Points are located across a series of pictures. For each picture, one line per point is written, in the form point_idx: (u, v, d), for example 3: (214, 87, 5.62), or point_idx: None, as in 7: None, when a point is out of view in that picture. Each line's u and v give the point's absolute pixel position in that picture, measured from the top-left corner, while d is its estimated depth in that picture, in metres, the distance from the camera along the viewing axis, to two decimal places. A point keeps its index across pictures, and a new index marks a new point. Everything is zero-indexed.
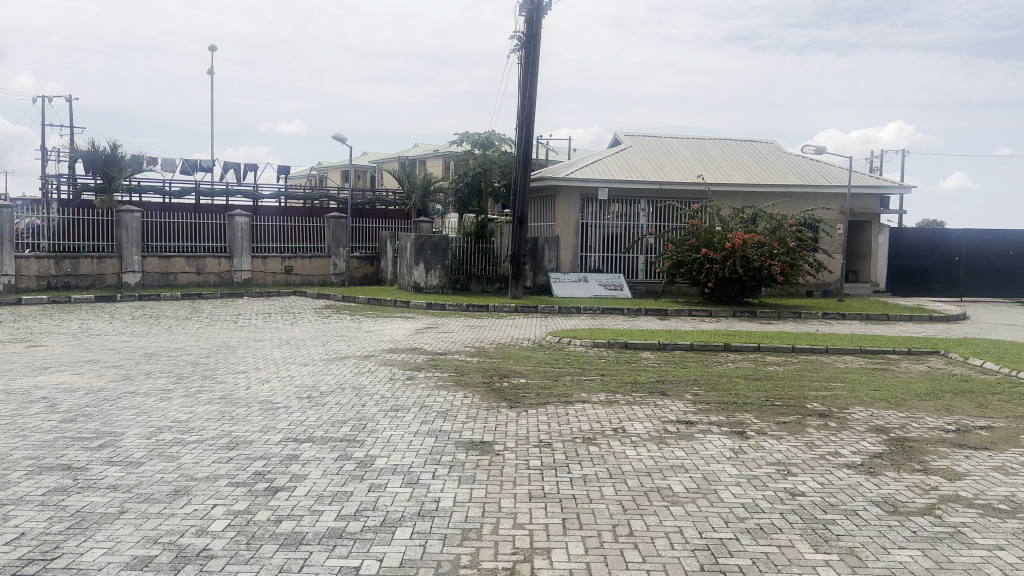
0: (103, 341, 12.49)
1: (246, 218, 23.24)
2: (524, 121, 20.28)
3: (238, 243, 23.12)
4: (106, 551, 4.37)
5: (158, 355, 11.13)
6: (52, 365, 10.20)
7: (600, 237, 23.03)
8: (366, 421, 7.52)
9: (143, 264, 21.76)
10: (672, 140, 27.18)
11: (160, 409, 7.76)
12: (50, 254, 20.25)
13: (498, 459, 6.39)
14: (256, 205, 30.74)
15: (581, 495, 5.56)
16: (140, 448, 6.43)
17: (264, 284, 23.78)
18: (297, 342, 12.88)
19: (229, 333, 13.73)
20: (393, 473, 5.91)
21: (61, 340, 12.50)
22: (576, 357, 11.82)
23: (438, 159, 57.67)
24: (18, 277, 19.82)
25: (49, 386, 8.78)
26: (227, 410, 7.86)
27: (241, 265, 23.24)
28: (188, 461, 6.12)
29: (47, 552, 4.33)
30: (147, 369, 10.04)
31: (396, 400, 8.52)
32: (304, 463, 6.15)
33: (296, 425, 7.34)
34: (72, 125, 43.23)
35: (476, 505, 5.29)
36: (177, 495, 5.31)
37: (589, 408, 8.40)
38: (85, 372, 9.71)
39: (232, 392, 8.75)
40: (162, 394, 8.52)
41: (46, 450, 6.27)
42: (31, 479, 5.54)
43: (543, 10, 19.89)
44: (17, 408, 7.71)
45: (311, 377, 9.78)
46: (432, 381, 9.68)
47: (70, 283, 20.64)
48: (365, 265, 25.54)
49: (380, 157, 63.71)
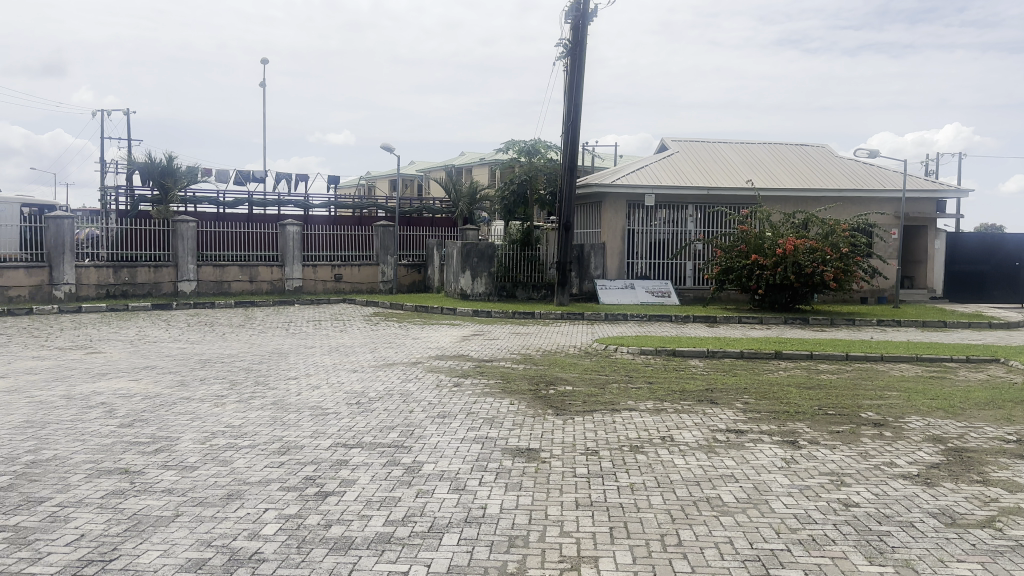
0: (159, 348, 12.85)
1: (297, 227, 23.67)
2: (569, 128, 20.24)
3: (290, 252, 23.61)
4: (161, 553, 4.49)
5: (212, 362, 11.37)
6: (110, 371, 10.53)
7: (647, 244, 22.84)
8: (413, 428, 7.57)
9: (198, 273, 22.36)
10: (720, 145, 26.89)
11: (214, 415, 7.94)
12: (108, 264, 20.90)
13: (544, 466, 6.39)
14: (307, 214, 31.26)
15: (628, 504, 5.51)
16: (195, 452, 6.60)
17: (315, 292, 24.17)
18: (346, 349, 13.08)
19: (280, 340, 14.00)
20: (441, 479, 5.95)
21: (120, 346, 12.93)
22: (624, 364, 11.76)
23: (484, 167, 58.07)
24: (78, 286, 20.46)
25: (107, 392, 9.06)
26: (279, 416, 8.00)
27: (292, 274, 23.70)
28: (241, 465, 6.25)
29: (105, 553, 4.47)
30: (201, 375, 10.29)
31: (443, 407, 8.56)
32: (353, 468, 6.23)
33: (346, 430, 7.44)
34: (129, 138, 44.66)
35: (523, 512, 5.29)
36: (230, 499, 5.43)
37: (636, 416, 8.32)
38: (142, 378, 9.99)
39: (283, 398, 8.91)
40: (216, 400, 8.73)
41: (104, 454, 6.47)
42: (90, 483, 5.71)
43: (588, 17, 19.86)
44: (77, 413, 7.98)
45: (359, 383, 9.90)
46: (480, 388, 9.71)
47: (127, 291, 21.27)
48: (412, 272, 25.83)
49: (427, 167, 64.41)
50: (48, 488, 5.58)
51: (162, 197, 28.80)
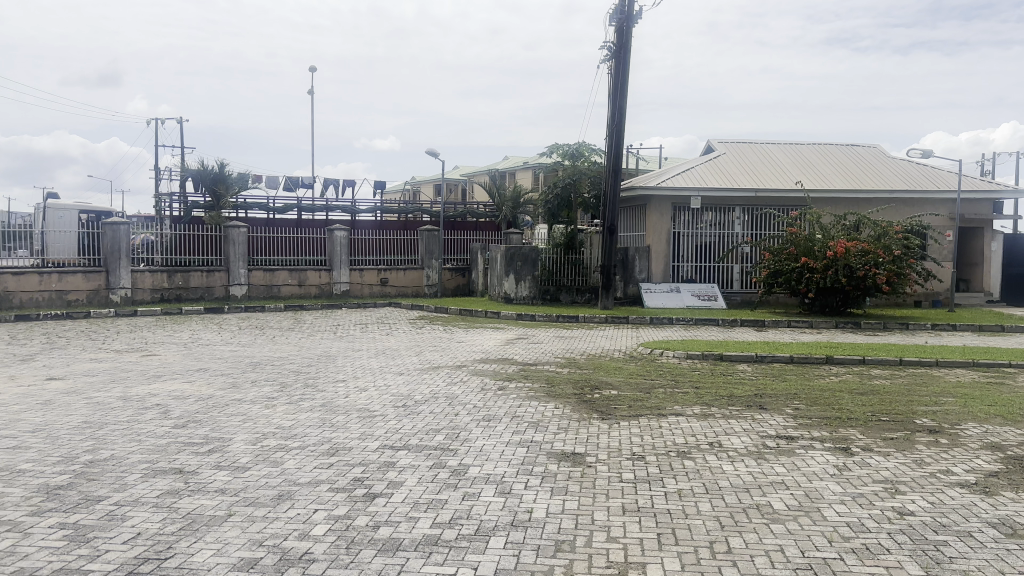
0: (211, 350, 13.16)
1: (345, 232, 24.02)
2: (614, 130, 20.13)
3: (338, 256, 23.94)
4: (214, 552, 4.59)
5: (262, 365, 11.60)
6: (165, 373, 10.81)
7: (693, 247, 22.59)
8: (459, 430, 7.61)
9: (248, 277, 22.82)
10: (767, 146, 26.47)
11: (265, 416, 8.10)
12: (163, 268, 21.47)
13: (590, 471, 6.35)
14: (353, 219, 31.69)
15: (676, 510, 5.45)
16: (247, 453, 6.73)
17: (362, 296, 24.47)
18: (392, 352, 13.20)
19: (328, 343, 14.19)
20: (487, 483, 5.96)
21: (173, 349, 13.27)
22: (670, 368, 11.64)
23: (528, 171, 58.14)
24: (134, 290, 21.05)
25: (163, 394, 9.31)
26: (328, 418, 8.12)
27: (340, 278, 24.03)
28: (291, 466, 6.36)
29: (161, 552, 4.58)
30: (252, 377, 10.50)
31: (488, 410, 8.58)
32: (400, 470, 6.28)
33: (393, 433, 7.51)
34: (182, 145, 45.87)
35: (569, 517, 5.27)
36: (281, 500, 5.53)
37: (683, 421, 8.22)
38: (196, 380, 10.23)
39: (331, 400, 9.03)
40: (266, 401, 8.90)
41: (159, 454, 6.65)
42: (146, 483, 5.87)
43: (633, 19, 19.76)
44: (134, 414, 8.21)
45: (406, 386, 9.97)
46: (525, 392, 9.71)
47: (181, 295, 21.81)
48: (456, 276, 25.97)
49: (471, 171, 64.74)
50: (106, 487, 5.76)
51: (213, 203, 29.47)
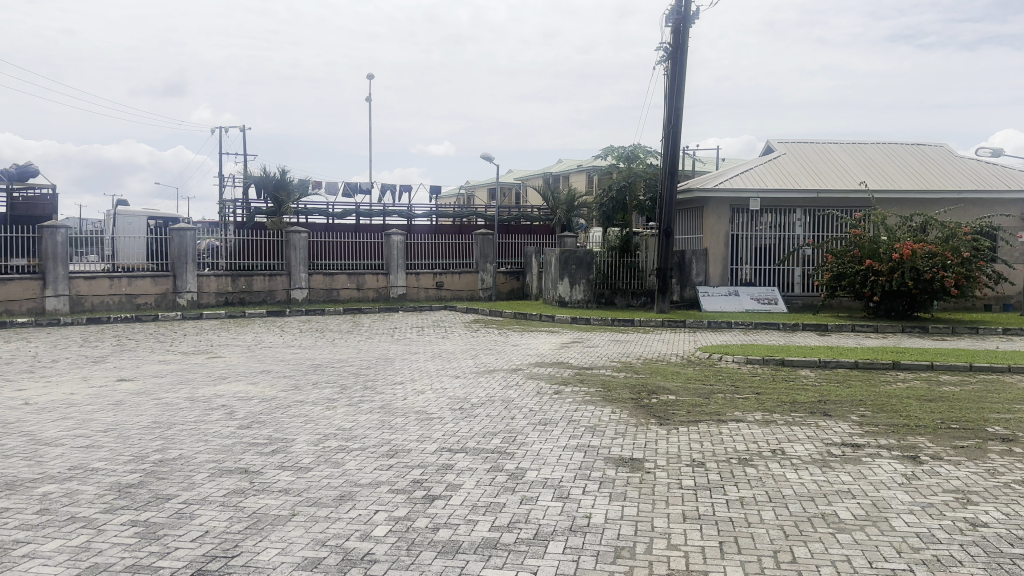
0: (274, 352, 13.47)
1: (401, 236, 24.34)
2: (670, 132, 19.92)
3: (394, 260, 24.25)
4: (279, 551, 4.69)
5: (323, 367, 11.82)
6: (230, 375, 11.11)
7: (752, 249, 22.18)
8: (515, 434, 7.62)
9: (309, 281, 23.29)
10: (829, 146, 25.83)
11: (326, 418, 8.26)
12: (227, 272, 22.11)
13: (649, 477, 6.29)
14: (409, 224, 32.09)
15: (738, 518, 5.35)
16: (309, 453, 6.86)
17: (418, 299, 24.73)
18: (448, 355, 13.31)
19: (385, 346, 14.39)
20: (544, 487, 5.95)
21: (238, 351, 13.64)
22: (729, 373, 11.44)
23: (582, 173, 57.98)
24: (200, 294, 21.71)
25: (228, 395, 9.57)
26: (387, 419, 8.22)
27: (397, 281, 24.31)
28: (352, 467, 6.47)
29: (228, 550, 4.70)
30: (313, 379, 10.71)
31: (544, 414, 8.57)
32: (458, 473, 6.32)
33: (450, 435, 7.57)
34: (245, 153, 47.20)
35: (628, 523, 5.22)
36: (342, 500, 5.62)
37: (744, 427, 8.07)
38: (259, 382, 10.49)
39: (390, 402, 9.14)
40: (327, 403, 9.07)
41: (225, 454, 6.83)
42: (213, 482, 6.04)
43: (690, 19, 19.53)
44: (200, 414, 8.46)
45: (462, 389, 10.03)
46: (581, 396, 9.66)
47: (245, 299, 22.39)
48: (511, 279, 26.04)
49: (525, 175, 64.88)
50: (175, 486, 5.94)
51: (275, 209, 30.21)
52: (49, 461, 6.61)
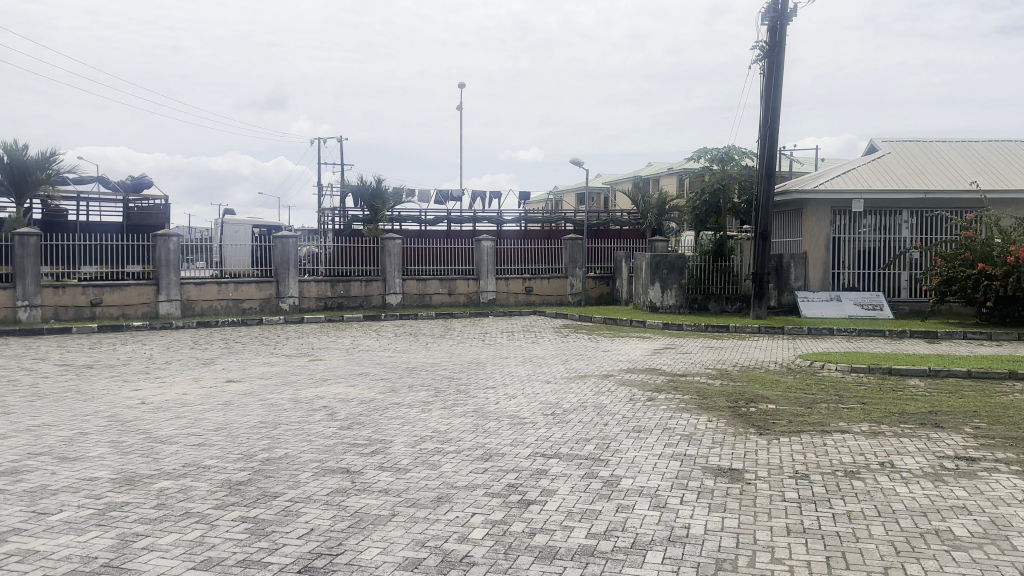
0: (370, 356, 13.85)
1: (492, 241, 24.60)
2: (766, 132, 19.39)
3: (484, 265, 24.52)
4: (381, 550, 4.81)
5: (418, 370, 12.07)
6: (330, 377, 11.49)
7: (855, 253, 21.28)
8: (610, 441, 7.56)
9: (403, 286, 23.84)
10: (937, 144, 24.53)
11: (422, 420, 8.42)
12: (326, 278, 22.91)
13: (750, 488, 6.12)
14: (500, 229, 32.40)
15: (845, 533, 5.13)
16: (406, 455, 7.01)
17: (507, 304, 24.89)
18: (539, 360, 13.34)
19: (477, 351, 14.57)
20: (641, 495, 5.88)
21: (337, 354, 14.10)
22: (831, 382, 11.00)
23: (673, 176, 57.11)
24: (301, 299, 22.56)
25: (328, 396, 9.90)
26: (480, 423, 8.32)
27: (487, 286, 24.57)
28: (448, 469, 6.57)
29: (333, 547, 4.86)
30: (408, 382, 10.95)
31: (638, 421, 8.47)
32: (553, 478, 6.33)
33: (543, 440, 7.58)
34: (342, 163, 48.84)
35: (729, 535, 5.09)
36: (440, 502, 5.72)
37: (848, 439, 7.75)
38: (357, 384, 10.81)
39: (483, 406, 9.24)
40: (422, 406, 9.25)
41: (328, 454, 7.07)
42: (317, 481, 6.26)
43: (787, 17, 18.97)
44: (303, 415, 8.79)
45: (554, 394, 10.04)
46: (675, 404, 9.50)
47: (343, 304, 23.11)
48: (600, 284, 25.89)
49: (615, 178, 64.46)
50: (281, 484, 6.19)
51: (371, 217, 31.11)
52: (166, 457, 7.00)
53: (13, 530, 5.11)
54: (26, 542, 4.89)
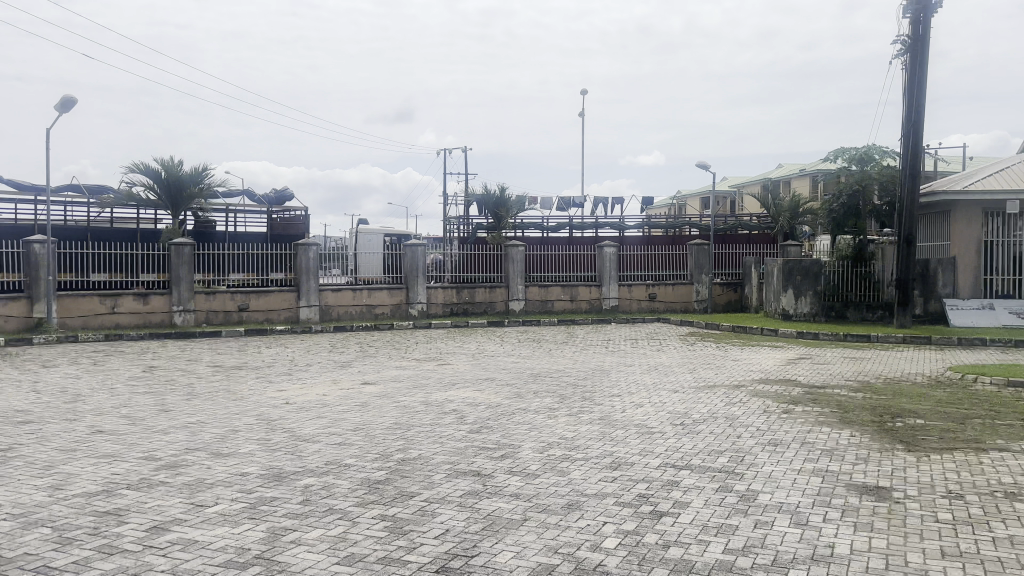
0: (496, 361, 14.06)
1: (614, 247, 24.42)
2: (909, 131, 18.25)
3: (607, 272, 24.38)
4: (515, 554, 4.86)
5: (543, 376, 12.13)
6: (458, 381, 11.75)
7: (1010, 257, 19.53)
8: (743, 454, 7.31)
9: (525, 292, 24.07)
10: None
11: (549, 426, 8.46)
12: (452, 285, 23.48)
13: (898, 508, 5.74)
14: (622, 236, 32.09)
15: (1010, 559, 4.71)
16: (536, 460, 7.06)
17: (631, 311, 24.62)
18: (666, 368, 13.10)
19: (602, 358, 14.47)
20: (779, 511, 5.64)
21: (463, 359, 14.40)
22: (988, 397, 10.16)
23: (805, 178, 54.70)
24: (429, 304, 23.22)
25: (457, 400, 10.13)
26: (608, 431, 8.25)
27: (610, 293, 24.40)
28: (578, 476, 6.56)
29: (468, 549, 4.95)
30: (534, 388, 11.02)
31: (774, 434, 8.14)
32: (685, 490, 6.18)
33: (673, 451, 7.43)
34: (466, 172, 49.95)
35: (877, 556, 4.80)
36: (571, 509, 5.71)
37: (1010, 458, 7.12)
38: (484, 389, 11.00)
39: (610, 414, 9.17)
40: (549, 412, 9.29)
41: (459, 456, 7.22)
42: (450, 482, 6.41)
43: (932, 8, 17.79)
44: (435, 418, 9.03)
45: (683, 404, 9.82)
46: (813, 417, 9.06)
47: (468, 309, 23.62)
48: (727, 291, 25.17)
49: (741, 181, 62.49)
50: (416, 484, 6.38)
51: (495, 224, 31.63)
52: (309, 455, 7.38)
53: (176, 519, 5.53)
54: (188, 531, 5.28)
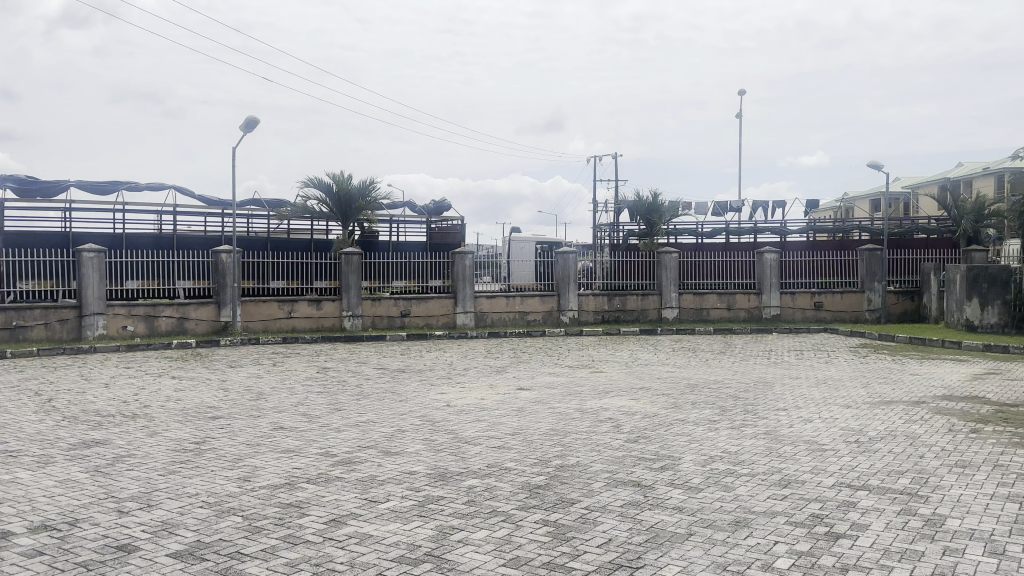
0: (651, 370, 13.83)
1: (775, 253, 23.46)
2: None
3: (767, 279, 23.41)
4: (681, 569, 4.75)
5: (701, 387, 11.81)
6: (614, 389, 11.67)
7: None
8: (928, 475, 6.75)
9: (679, 300, 23.55)
10: None
11: (710, 439, 8.21)
12: (603, 292, 23.42)
13: None
14: (783, 241, 30.64)
15: None
16: (698, 473, 6.87)
17: (793, 320, 23.45)
18: (835, 381, 12.35)
19: (764, 369, 13.87)
20: (973, 539, 5.16)
21: (618, 367, 14.28)
22: None
23: (992, 176, 49.87)
24: (580, 311, 23.30)
25: (613, 409, 10.06)
26: (773, 446, 7.90)
27: (770, 301, 23.45)
28: (743, 492, 6.31)
29: (632, 560, 4.90)
30: (692, 399, 10.74)
31: (962, 455, 7.46)
32: (863, 512, 5.79)
33: (847, 470, 6.98)
34: (616, 178, 49.58)
35: None
36: (738, 526, 5.50)
37: None
38: (640, 398, 10.85)
39: (775, 428, 8.77)
40: (709, 424, 9.01)
41: (619, 466, 7.16)
42: (611, 491, 6.37)
43: None
44: (591, 426, 9.01)
45: (855, 420, 9.22)
46: (1008, 438, 8.21)
47: (620, 316, 23.47)
48: (903, 299, 23.53)
49: (917, 181, 57.90)
50: (577, 491, 6.39)
51: (648, 231, 31.22)
52: (471, 457, 7.59)
53: (351, 514, 5.85)
54: (362, 525, 5.57)
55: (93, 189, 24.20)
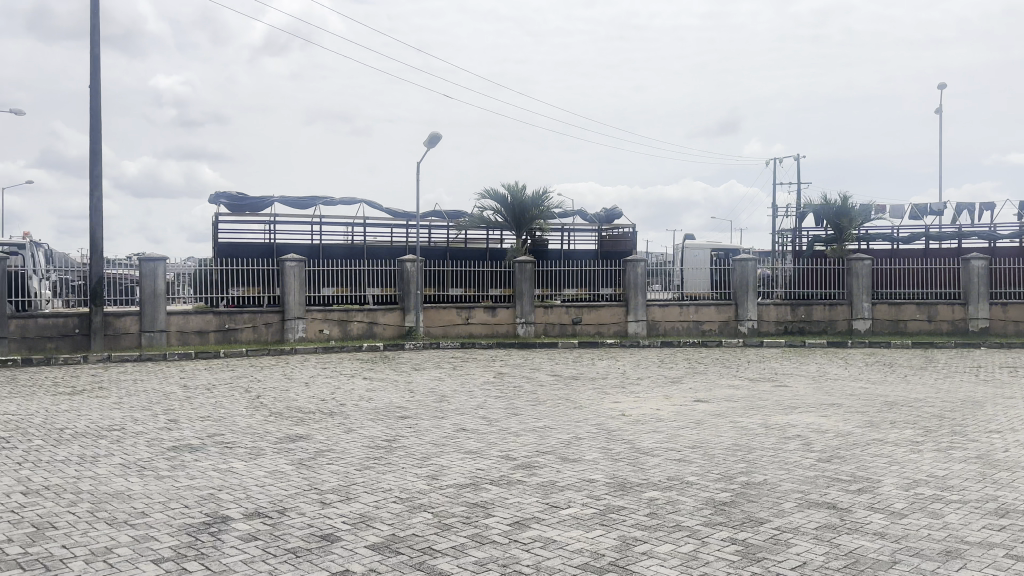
0: (842, 386, 12.95)
1: (984, 260, 21.30)
2: None
3: (974, 289, 21.32)
4: None
5: (900, 405, 10.89)
6: (800, 405, 11.05)
7: None
8: None
9: (872, 311, 21.98)
10: None
11: (913, 461, 7.54)
12: (786, 301, 22.32)
13: None
14: (995, 246, 27.62)
15: None
16: (900, 498, 6.33)
17: (1005, 334, 21.28)
18: None
19: (974, 388, 12.55)
20: None
21: (803, 381, 13.50)
22: None
23: None
24: (759, 321, 22.35)
25: (800, 425, 9.52)
26: (989, 472, 7.12)
27: (977, 313, 21.33)
28: (955, 520, 5.74)
29: None
30: (890, 417, 9.93)
31: None
32: None
33: None
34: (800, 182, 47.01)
35: None
36: (950, 556, 5.01)
37: None
38: (830, 415, 10.19)
39: (990, 453, 7.90)
40: (911, 445, 8.29)
41: (810, 485, 6.76)
42: (803, 512, 6.02)
43: None
44: (777, 442, 8.58)
45: None
46: None
47: (804, 328, 22.21)
48: None
49: None
50: (766, 510, 6.10)
51: (835, 236, 29.31)
52: (650, 468, 7.47)
53: (535, 517, 5.95)
54: (545, 530, 5.65)
55: (294, 203, 26.45)
